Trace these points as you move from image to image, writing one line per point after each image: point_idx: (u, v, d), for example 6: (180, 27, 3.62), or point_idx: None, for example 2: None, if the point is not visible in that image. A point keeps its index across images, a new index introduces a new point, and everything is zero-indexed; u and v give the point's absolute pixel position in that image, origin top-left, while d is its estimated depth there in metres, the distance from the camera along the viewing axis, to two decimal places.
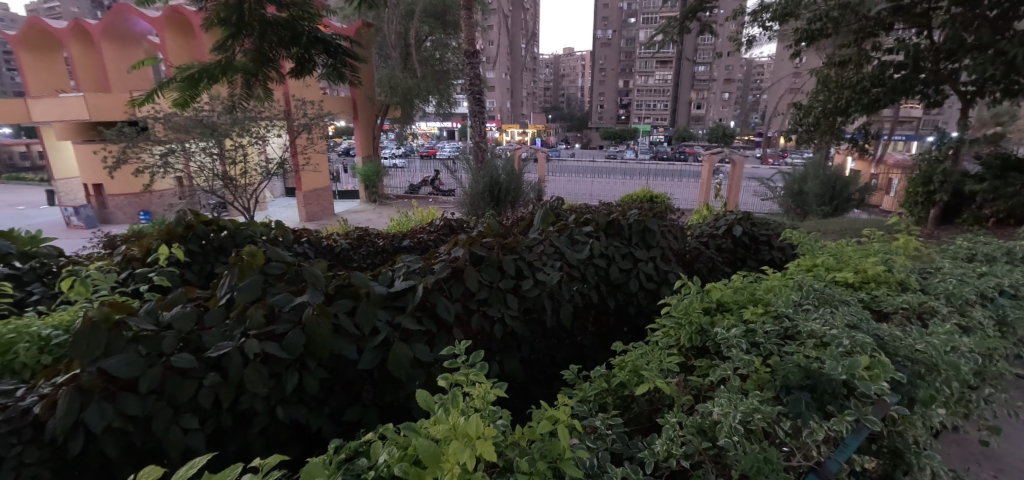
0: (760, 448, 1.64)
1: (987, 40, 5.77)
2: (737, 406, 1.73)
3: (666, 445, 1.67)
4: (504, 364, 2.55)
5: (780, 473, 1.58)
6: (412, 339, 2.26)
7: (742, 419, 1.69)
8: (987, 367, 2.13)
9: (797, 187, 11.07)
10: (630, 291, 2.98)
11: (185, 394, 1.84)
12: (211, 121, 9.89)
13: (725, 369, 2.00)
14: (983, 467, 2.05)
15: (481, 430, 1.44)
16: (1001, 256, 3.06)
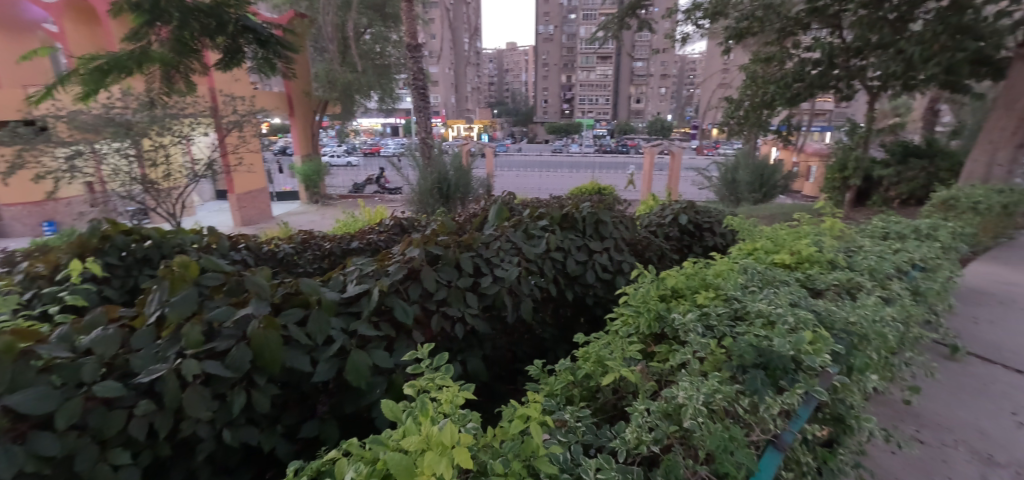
0: (721, 424, 1.72)
1: (889, 39, 6.45)
2: (699, 388, 1.80)
3: (635, 432, 1.72)
4: (466, 364, 2.53)
5: (744, 449, 1.66)
6: (370, 345, 2.15)
7: (705, 401, 1.77)
8: (907, 333, 2.38)
9: (730, 175, 11.82)
10: (587, 282, 3.02)
11: (113, 427, 1.63)
12: (126, 119, 8.95)
13: (684, 353, 2.08)
14: (907, 423, 2.31)
15: (456, 437, 1.39)
16: (910, 233, 3.44)
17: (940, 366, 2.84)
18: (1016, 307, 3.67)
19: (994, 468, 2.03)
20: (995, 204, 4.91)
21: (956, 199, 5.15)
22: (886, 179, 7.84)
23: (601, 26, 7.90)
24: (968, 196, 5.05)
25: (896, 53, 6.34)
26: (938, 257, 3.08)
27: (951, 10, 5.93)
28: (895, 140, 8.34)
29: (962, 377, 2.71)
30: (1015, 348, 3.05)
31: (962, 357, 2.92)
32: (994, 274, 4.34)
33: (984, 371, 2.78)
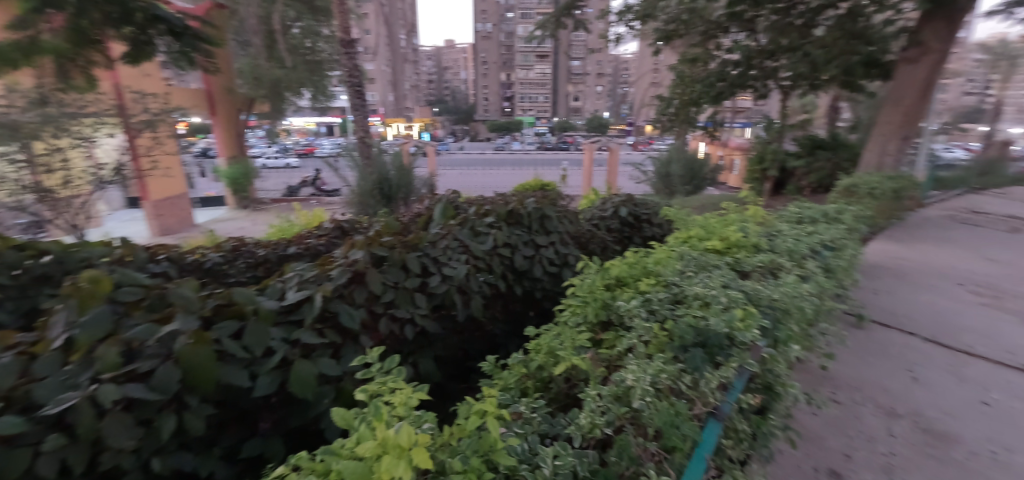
0: (664, 397, 1.72)
1: (796, 42, 7.08)
2: (645, 370, 1.81)
3: (589, 417, 1.67)
4: (418, 365, 2.50)
5: (689, 422, 1.60)
6: (316, 354, 2.01)
7: (651, 382, 1.76)
8: (822, 306, 2.62)
9: (664, 170, 12.43)
10: (534, 277, 3.08)
11: (13, 471, 1.34)
12: (14, 120, 7.90)
13: (630, 339, 2.12)
14: (825, 386, 2.56)
15: (414, 437, 1.23)
16: (820, 216, 3.82)
17: (849, 333, 3.18)
18: (907, 279, 4.17)
19: (896, 420, 2.29)
20: (887, 189, 5.52)
21: (856, 186, 5.76)
22: (798, 170, 8.61)
23: (538, 25, 8.03)
24: (866, 183, 5.63)
25: (802, 56, 7.06)
26: (845, 237, 3.43)
27: (847, 17, 6.59)
28: (804, 135, 9.12)
29: (868, 342, 3.06)
30: (908, 315, 3.48)
31: (866, 324, 3.28)
32: (890, 251, 4.89)
33: (884, 336, 3.15)
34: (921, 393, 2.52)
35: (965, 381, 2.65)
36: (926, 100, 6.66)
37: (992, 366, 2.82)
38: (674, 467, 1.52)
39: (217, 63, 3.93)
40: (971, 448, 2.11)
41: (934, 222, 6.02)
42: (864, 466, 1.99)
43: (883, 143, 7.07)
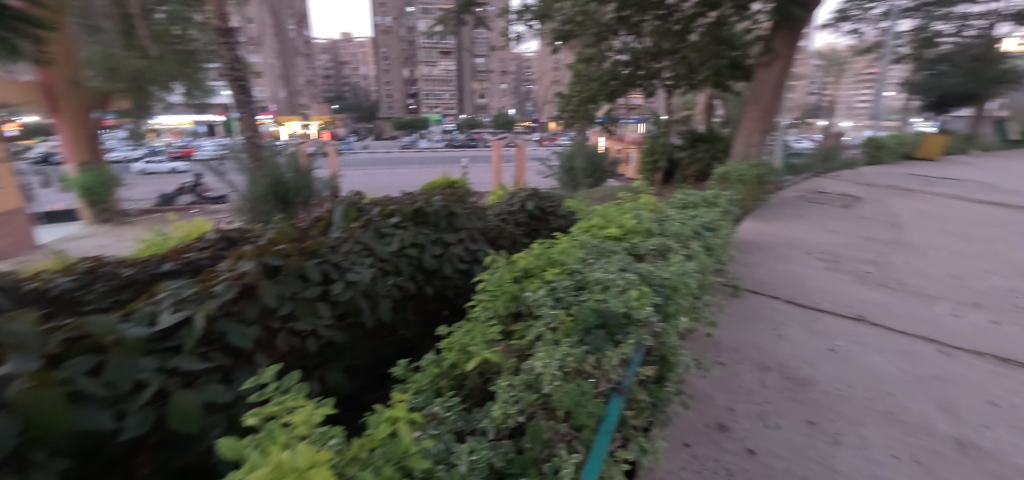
0: (572, 380, 1.42)
1: (674, 46, 7.82)
2: (552, 354, 1.48)
3: (501, 408, 1.31)
4: (325, 378, 2.32)
5: (595, 399, 1.40)
6: (201, 380, 1.58)
7: (558, 367, 1.43)
8: (705, 281, 2.89)
9: (567, 164, 12.94)
10: (445, 275, 3.02)
11: None
12: None
13: (538, 327, 1.72)
14: (711, 352, 2.86)
15: (315, 457, 0.92)
16: (699, 201, 4.25)
17: (728, 302, 3.59)
18: (769, 252, 4.77)
19: (767, 373, 2.64)
20: (752, 175, 6.22)
21: (728, 174, 6.42)
22: (684, 159, 9.45)
23: (438, 21, 7.96)
24: (735, 171, 6.28)
25: (681, 58, 7.86)
26: (720, 219, 3.84)
27: (716, 25, 7.40)
28: (685, 129, 9.94)
29: (742, 308, 3.48)
30: (773, 281, 4.01)
31: (740, 292, 3.71)
32: (759, 229, 5.55)
33: (755, 302, 3.60)
34: (786, 348, 2.93)
35: (816, 333, 3.14)
36: (777, 98, 7.68)
37: (836, 319, 3.36)
38: (583, 448, 1.29)
39: (52, 52, 3.29)
40: (822, 389, 2.51)
41: (789, 202, 6.93)
42: (745, 416, 2.27)
43: (747, 135, 7.98)
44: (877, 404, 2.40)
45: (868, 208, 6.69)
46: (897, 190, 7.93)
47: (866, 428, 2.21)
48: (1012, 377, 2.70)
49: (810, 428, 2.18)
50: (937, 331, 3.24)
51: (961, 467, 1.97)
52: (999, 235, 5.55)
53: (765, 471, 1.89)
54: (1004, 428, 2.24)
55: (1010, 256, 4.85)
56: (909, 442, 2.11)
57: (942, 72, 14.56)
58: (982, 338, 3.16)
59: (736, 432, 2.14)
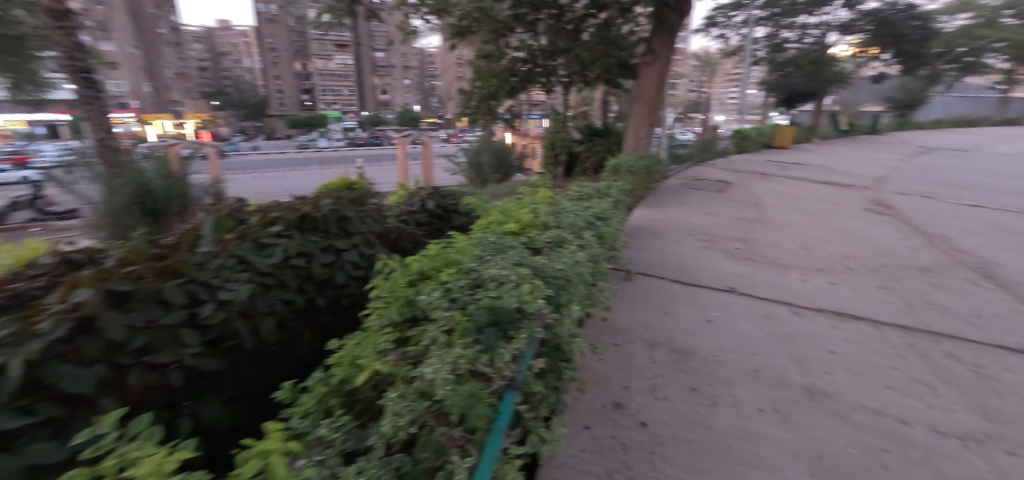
0: (464, 382, 1.21)
1: (567, 45, 8.17)
2: (442, 359, 1.26)
3: (392, 420, 1.10)
4: (199, 414, 2.04)
5: (486, 400, 1.20)
6: (22, 441, 1.40)
7: (451, 372, 1.22)
8: (598, 268, 2.86)
9: (474, 160, 12.95)
10: (339, 284, 2.80)
11: None
12: None
13: (430, 330, 1.43)
14: (608, 336, 2.99)
15: None
16: (592, 192, 4.46)
17: (621, 286, 3.80)
18: (656, 236, 5.13)
19: (656, 349, 2.87)
20: (640, 166, 6.58)
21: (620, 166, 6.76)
22: (583, 152, 9.88)
23: (326, 10, 7.62)
24: (625, 163, 6.59)
25: (576, 57, 8.24)
26: (611, 209, 4.02)
27: (604, 26, 7.83)
28: (582, 124, 10.36)
29: (633, 290, 3.72)
30: (661, 264, 4.31)
31: (631, 276, 3.96)
32: (650, 216, 5.94)
33: (645, 283, 3.86)
34: (672, 323, 3.21)
35: (695, 307, 3.48)
36: (660, 95, 8.23)
37: (713, 293, 3.76)
38: (475, 450, 1.10)
39: None
40: (702, 357, 2.81)
41: (675, 190, 7.51)
42: (638, 391, 2.45)
43: (635, 129, 8.42)
44: (746, 365, 2.76)
45: (738, 192, 7.44)
46: (759, 175, 8.93)
47: (738, 388, 2.53)
48: (845, 327, 3.30)
49: (692, 394, 2.44)
50: (793, 295, 3.79)
51: (810, 411, 2.37)
52: (837, 210, 6.51)
53: (655, 442, 2.08)
54: (840, 372, 2.74)
55: (844, 228, 5.73)
56: (771, 396, 2.48)
57: (788, 73, 16.37)
58: (825, 297, 3.79)
59: (630, 408, 2.31)
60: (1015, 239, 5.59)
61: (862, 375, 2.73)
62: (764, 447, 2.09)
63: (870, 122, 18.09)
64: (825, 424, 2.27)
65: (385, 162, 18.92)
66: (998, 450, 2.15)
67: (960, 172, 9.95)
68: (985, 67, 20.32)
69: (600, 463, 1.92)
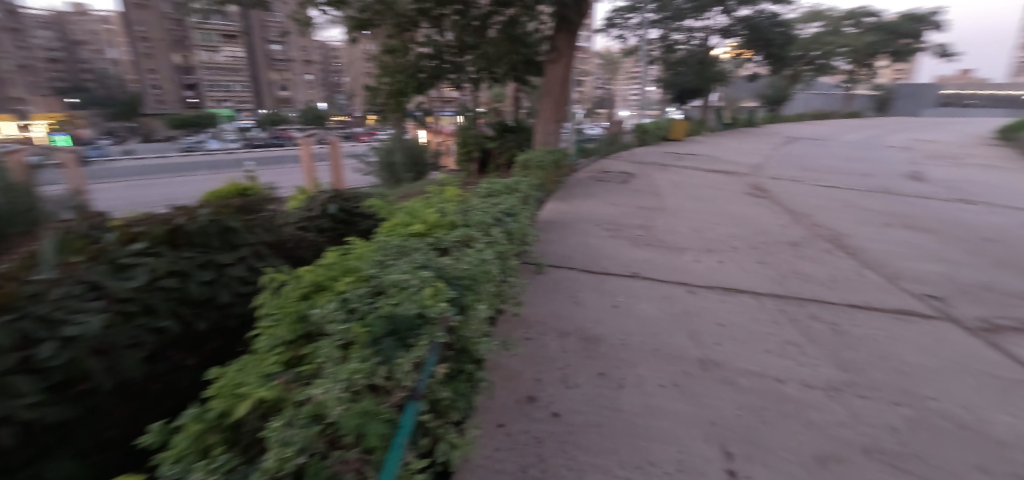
0: (360, 399, 1.15)
1: (475, 41, 8.23)
2: (335, 377, 1.19)
3: (279, 451, 1.00)
4: (46, 471, 1.83)
5: (385, 414, 1.14)
6: None
7: (344, 390, 1.16)
8: (507, 264, 2.86)
9: (387, 159, 12.60)
10: (226, 303, 2.54)
11: None
12: None
13: (324, 347, 1.35)
14: (521, 332, 3.02)
15: None
16: (502, 189, 4.49)
17: (532, 280, 3.87)
18: (566, 229, 5.27)
19: (567, 338, 2.97)
20: (548, 160, 6.69)
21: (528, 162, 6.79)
22: (496, 149, 9.93)
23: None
24: (534, 158, 6.65)
25: (482, 53, 8.31)
26: (520, 205, 4.05)
27: (509, 24, 8.04)
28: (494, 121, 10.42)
29: (544, 283, 3.79)
30: (571, 255, 4.44)
31: (543, 270, 4.04)
32: (559, 209, 6.11)
33: (556, 275, 3.97)
34: (581, 312, 3.34)
35: (603, 294, 3.64)
36: (565, 91, 8.48)
37: (618, 279, 3.96)
38: (373, 471, 1.04)
39: None
40: (609, 342, 2.96)
41: (583, 183, 7.80)
42: (550, 382, 2.52)
43: (544, 125, 8.58)
44: (649, 346, 2.96)
45: (639, 182, 7.86)
46: (658, 166, 9.55)
47: (642, 368, 2.72)
48: (732, 300, 3.69)
49: (600, 380, 2.57)
50: (690, 276, 4.11)
51: (705, 382, 2.63)
52: (724, 196, 7.11)
53: (567, 431, 2.15)
54: (728, 342, 3.06)
55: (729, 211, 6.28)
56: (671, 372, 2.70)
57: (680, 72, 17.52)
58: (714, 275, 4.15)
59: (542, 400, 2.37)
60: (859, 213, 6.52)
61: (746, 343, 3.08)
62: (667, 421, 2.29)
63: (748, 116, 19.98)
64: (717, 393, 2.54)
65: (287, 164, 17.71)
66: (851, 395, 2.60)
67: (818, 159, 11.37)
68: (831, 68, 23.45)
69: (515, 460, 1.94)
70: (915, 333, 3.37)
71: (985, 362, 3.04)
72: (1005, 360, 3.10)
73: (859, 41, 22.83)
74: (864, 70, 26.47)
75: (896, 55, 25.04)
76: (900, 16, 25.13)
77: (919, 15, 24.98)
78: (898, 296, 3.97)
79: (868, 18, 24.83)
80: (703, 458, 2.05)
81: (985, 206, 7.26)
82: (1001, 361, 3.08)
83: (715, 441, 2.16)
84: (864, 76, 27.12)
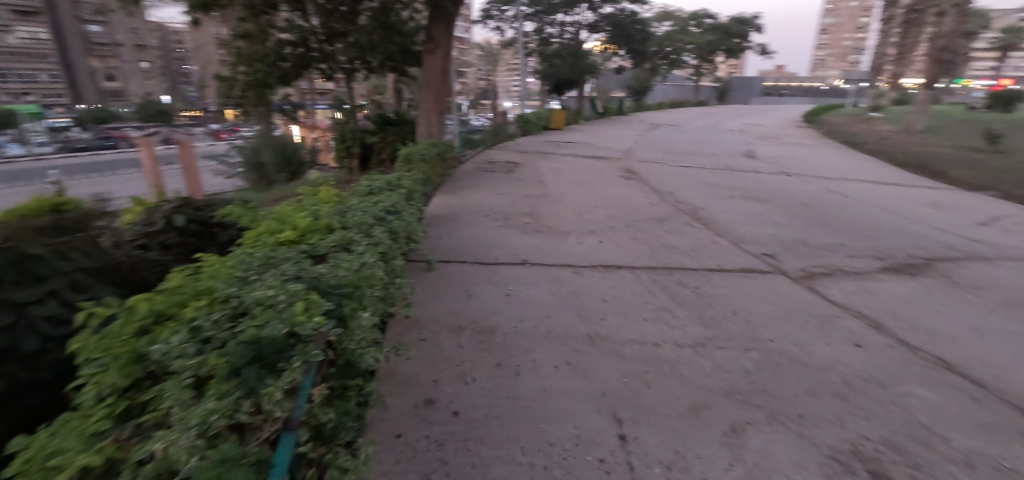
0: (220, 444, 1.00)
1: (344, 28, 7.80)
2: (186, 424, 1.03)
3: None
4: None
5: (252, 455, 1.01)
6: None
7: (196, 438, 1.00)
8: (393, 266, 2.72)
9: (253, 159, 11.37)
10: (36, 351, 1.94)
11: None
12: None
13: (171, 390, 1.15)
14: (415, 334, 2.90)
15: None
16: (384, 186, 4.25)
17: (422, 278, 3.75)
18: (454, 222, 5.21)
19: (461, 334, 2.93)
20: (432, 154, 6.48)
21: (412, 156, 6.46)
22: (376, 143, 9.47)
23: None
24: (417, 151, 6.40)
25: (354, 42, 7.89)
26: (403, 202, 3.88)
27: (381, 11, 7.75)
28: (372, 114, 9.90)
29: (434, 280, 3.70)
30: (461, 250, 4.35)
31: (433, 266, 3.93)
32: (446, 203, 6.00)
33: (447, 270, 3.90)
34: (474, 305, 3.31)
35: (495, 285, 3.65)
36: (445, 83, 8.32)
37: (508, 267, 4.00)
38: None
39: None
40: (503, 331, 2.99)
41: (469, 174, 7.75)
42: (447, 381, 2.46)
43: (426, 117, 8.35)
44: (541, 329, 3.05)
45: (524, 171, 8.03)
46: (540, 154, 9.86)
47: (536, 352, 2.78)
48: (613, 277, 3.93)
49: (497, 370, 2.58)
50: (573, 257, 4.28)
51: (594, 357, 2.77)
52: (600, 180, 7.52)
53: (469, 429, 2.13)
54: (612, 316, 3.26)
55: (605, 193, 6.66)
56: (563, 351, 2.80)
57: (555, 64, 18.10)
58: (597, 255, 4.38)
59: (441, 401, 2.31)
60: (711, 189, 7.31)
61: (626, 314, 3.31)
62: (563, 400, 2.37)
63: (616, 106, 21.40)
64: (606, 365, 2.69)
65: (126, 169, 15.15)
66: (714, 348, 2.93)
67: (677, 143, 12.58)
68: (681, 63, 26.09)
69: (416, 470, 1.87)
70: (758, 288, 3.88)
71: (808, 305, 3.62)
72: (821, 301, 3.70)
73: (702, 39, 25.71)
74: (707, 65, 29.90)
75: (730, 53, 28.67)
76: (731, 18, 28.82)
77: (745, 18, 28.91)
78: (743, 257, 4.53)
79: (708, 20, 28.18)
80: (597, 429, 2.18)
81: (803, 177, 8.59)
82: (818, 302, 3.68)
83: (606, 410, 2.31)
84: (708, 70, 30.61)
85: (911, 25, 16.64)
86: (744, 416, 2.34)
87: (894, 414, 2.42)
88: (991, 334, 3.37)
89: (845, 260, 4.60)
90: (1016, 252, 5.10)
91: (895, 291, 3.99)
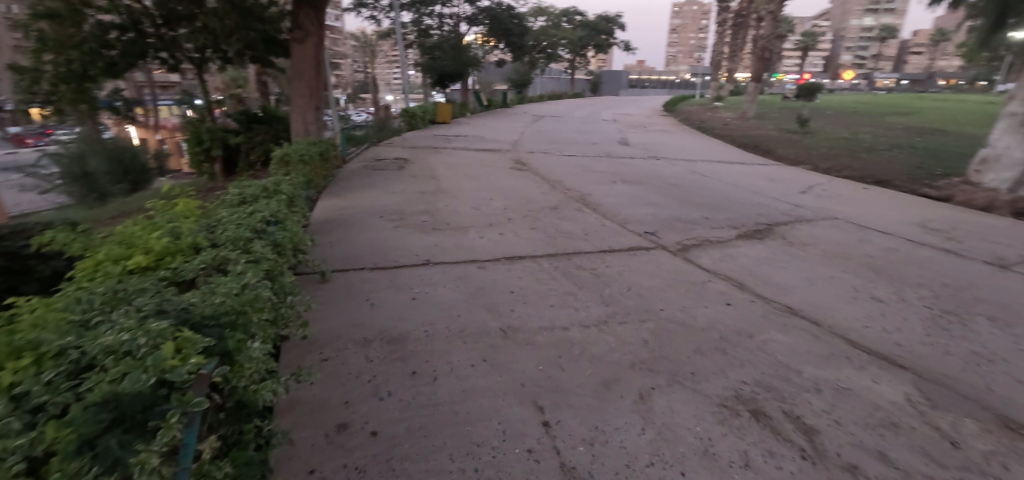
0: None
1: (190, 12, 7.05)
2: None
3: None
4: None
5: None
6: None
7: None
8: (280, 282, 2.42)
9: (78, 168, 9.59)
10: None
11: None
12: None
13: None
14: (315, 354, 2.63)
15: None
16: (259, 194, 3.81)
17: (315, 291, 3.41)
18: (346, 227, 4.85)
19: (368, 346, 2.71)
20: (313, 153, 6.00)
21: (288, 156, 5.92)
22: (242, 145, 8.46)
23: None
24: (296, 151, 5.88)
25: (202, 27, 7.11)
26: (284, 209, 3.50)
27: None
28: (234, 111, 8.94)
29: (331, 292, 3.39)
30: (355, 257, 4.04)
31: (328, 277, 3.61)
32: (335, 205, 5.61)
33: (343, 279, 3.60)
34: (378, 314, 3.08)
35: (399, 290, 3.44)
36: (320, 75, 7.72)
37: (410, 269, 3.81)
38: None
39: None
40: (414, 338, 2.82)
41: (356, 174, 7.32)
42: (359, 401, 2.25)
43: (301, 113, 7.69)
44: (452, 329, 2.93)
45: (416, 167, 7.79)
46: (430, 149, 9.66)
47: (451, 354, 2.66)
48: (517, 267, 3.92)
49: (412, 379, 2.43)
50: (474, 252, 4.21)
51: (508, 350, 2.72)
52: (491, 172, 7.56)
53: (389, 447, 1.96)
54: (521, 306, 3.24)
55: (498, 185, 6.70)
56: (478, 349, 2.71)
57: (436, 57, 17.73)
58: (497, 247, 4.35)
59: (355, 423, 2.10)
60: (594, 175, 7.69)
61: (535, 303, 3.31)
62: (484, 398, 2.29)
63: (500, 98, 21.66)
64: (521, 355, 2.66)
65: None
66: (617, 324, 3.05)
67: (561, 133, 13.12)
68: (556, 57, 27.32)
69: None
70: (644, 263, 4.13)
71: (687, 274, 3.93)
72: (695, 269, 4.05)
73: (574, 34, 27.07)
74: (579, 60, 31.68)
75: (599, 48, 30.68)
76: (597, 15, 30.87)
77: (610, 16, 31.06)
78: (629, 236, 4.80)
79: (577, 16, 29.73)
80: (521, 421, 2.14)
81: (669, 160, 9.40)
82: (694, 270, 4.01)
83: (527, 401, 2.28)
84: (580, 64, 32.42)
85: (739, 27, 19.29)
86: (649, 382, 2.45)
87: (763, 358, 2.71)
88: (822, 280, 3.93)
89: (709, 231, 5.10)
90: (832, 211, 6.05)
91: (750, 253, 4.50)
